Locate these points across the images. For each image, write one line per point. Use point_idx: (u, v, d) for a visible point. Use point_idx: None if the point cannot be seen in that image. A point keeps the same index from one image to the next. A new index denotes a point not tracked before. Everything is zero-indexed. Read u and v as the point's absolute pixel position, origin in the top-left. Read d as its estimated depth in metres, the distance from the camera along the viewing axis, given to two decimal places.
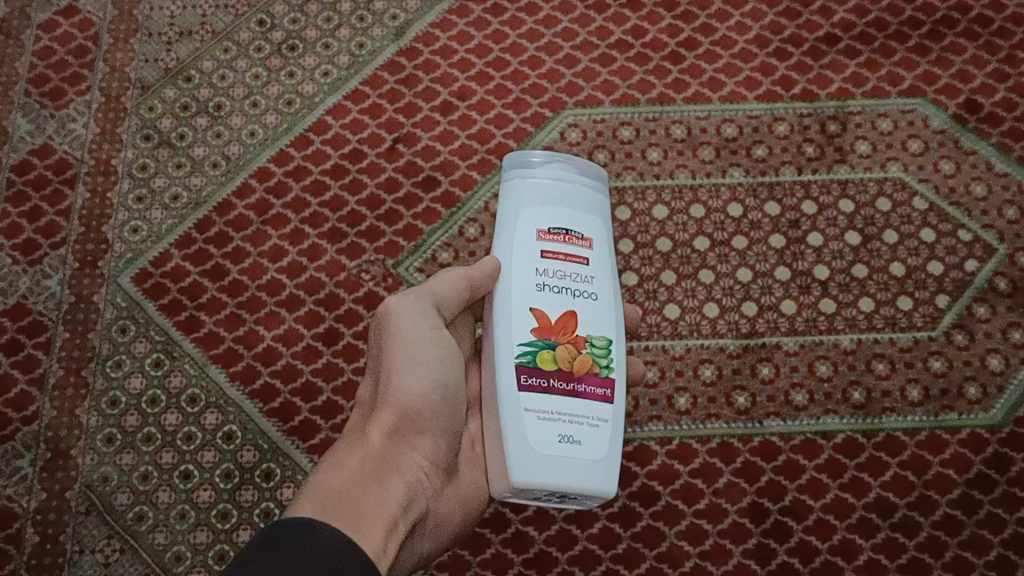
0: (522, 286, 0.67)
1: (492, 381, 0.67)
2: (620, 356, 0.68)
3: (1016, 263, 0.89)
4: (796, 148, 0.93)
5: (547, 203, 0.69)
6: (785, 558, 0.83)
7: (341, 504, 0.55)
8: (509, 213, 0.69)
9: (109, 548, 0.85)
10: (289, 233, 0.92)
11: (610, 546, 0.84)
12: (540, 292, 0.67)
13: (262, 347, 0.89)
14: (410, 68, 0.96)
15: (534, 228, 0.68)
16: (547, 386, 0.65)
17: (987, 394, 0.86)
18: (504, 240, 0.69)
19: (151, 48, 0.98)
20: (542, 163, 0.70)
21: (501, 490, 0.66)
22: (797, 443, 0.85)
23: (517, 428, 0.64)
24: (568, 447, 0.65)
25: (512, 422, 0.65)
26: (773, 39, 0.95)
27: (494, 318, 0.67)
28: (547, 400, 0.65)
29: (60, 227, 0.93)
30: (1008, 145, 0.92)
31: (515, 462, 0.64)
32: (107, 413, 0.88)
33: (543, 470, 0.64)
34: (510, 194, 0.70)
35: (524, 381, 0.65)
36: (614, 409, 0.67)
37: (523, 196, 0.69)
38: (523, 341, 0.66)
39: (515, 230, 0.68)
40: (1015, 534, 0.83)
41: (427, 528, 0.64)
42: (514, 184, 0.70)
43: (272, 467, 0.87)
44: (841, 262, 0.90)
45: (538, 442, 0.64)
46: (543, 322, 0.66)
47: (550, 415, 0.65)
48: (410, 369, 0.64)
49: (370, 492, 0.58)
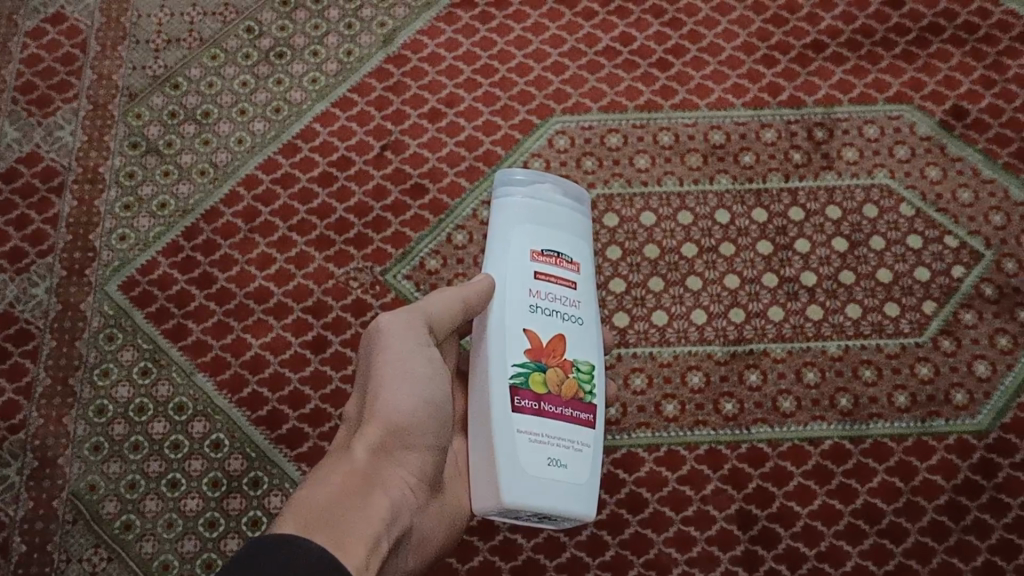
0: (514, 307, 0.67)
1: (482, 401, 0.67)
2: (601, 383, 0.70)
3: (1002, 269, 0.89)
4: (784, 155, 0.93)
5: (538, 223, 0.69)
6: (772, 565, 0.83)
7: (322, 523, 0.54)
8: (500, 232, 0.69)
9: (97, 557, 0.85)
10: (277, 240, 0.92)
11: (598, 554, 0.84)
12: (532, 313, 0.67)
13: (251, 355, 0.89)
14: (398, 76, 0.96)
15: (529, 248, 0.69)
16: (539, 408, 0.65)
17: (974, 400, 0.86)
18: (496, 258, 0.69)
19: (139, 56, 0.98)
20: (534, 183, 0.70)
21: (482, 508, 0.66)
22: (784, 449, 0.86)
23: (509, 449, 0.65)
24: (555, 472, 0.65)
25: (505, 443, 0.65)
26: (761, 45, 0.96)
27: (487, 338, 0.67)
28: (539, 422, 0.65)
29: (47, 235, 0.93)
30: (995, 152, 0.92)
31: (505, 481, 0.64)
32: (94, 421, 0.88)
33: (531, 493, 0.65)
34: (499, 214, 0.70)
35: (518, 403, 0.65)
36: (595, 435, 0.68)
37: (514, 215, 0.69)
38: (516, 362, 0.66)
39: (509, 250, 0.69)
40: (1002, 540, 0.83)
41: (411, 544, 0.64)
42: (508, 202, 0.70)
43: (259, 474, 0.87)
44: (828, 268, 0.90)
45: (528, 464, 0.65)
46: (535, 344, 0.67)
47: (540, 438, 0.65)
48: (397, 386, 0.63)
49: (354, 509, 0.57)
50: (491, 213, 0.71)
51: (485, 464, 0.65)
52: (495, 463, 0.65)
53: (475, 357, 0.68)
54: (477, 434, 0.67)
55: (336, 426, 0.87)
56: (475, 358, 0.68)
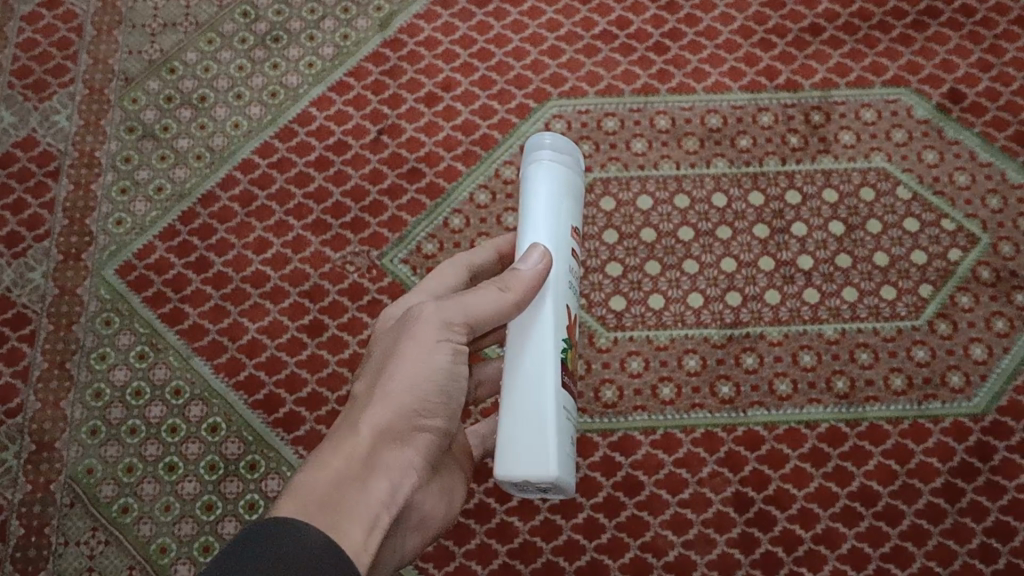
0: (563, 283, 0.66)
1: (526, 375, 0.63)
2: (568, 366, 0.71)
3: (999, 252, 0.89)
4: (780, 139, 0.93)
5: (573, 200, 0.69)
6: (768, 547, 0.83)
7: (323, 505, 0.51)
8: (552, 201, 0.67)
9: (94, 540, 0.85)
10: (274, 224, 0.92)
11: (594, 537, 0.84)
12: (570, 291, 0.67)
13: (247, 339, 0.89)
14: (394, 60, 0.96)
15: (570, 225, 0.68)
16: (571, 387, 0.65)
17: (970, 383, 0.86)
18: (547, 224, 0.67)
19: (134, 40, 0.98)
20: (573, 158, 0.70)
21: (515, 476, 0.61)
22: (780, 433, 0.86)
23: (559, 425, 0.62)
24: (573, 453, 0.64)
25: (558, 417, 0.63)
26: (758, 30, 0.96)
27: (537, 312, 0.64)
28: (568, 400, 0.64)
29: (44, 220, 0.93)
30: (992, 136, 0.92)
31: (558, 456, 0.61)
32: (91, 405, 0.89)
33: (567, 468, 0.62)
34: (549, 180, 0.68)
35: (563, 378, 0.64)
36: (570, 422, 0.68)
37: (561, 185, 0.68)
38: (563, 338, 0.65)
39: (560, 225, 0.67)
40: (998, 522, 0.83)
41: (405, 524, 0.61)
42: (557, 171, 0.68)
43: (256, 458, 0.87)
44: (824, 252, 0.90)
45: (568, 441, 0.63)
46: (569, 322, 0.66)
47: (569, 417, 0.64)
48: (415, 373, 0.60)
49: (358, 485, 0.54)
50: (523, 174, 0.69)
51: (528, 433, 0.61)
52: (547, 435, 0.61)
53: (516, 329, 0.64)
54: (509, 407, 0.62)
55: (334, 410, 0.87)
56: (511, 331, 0.64)
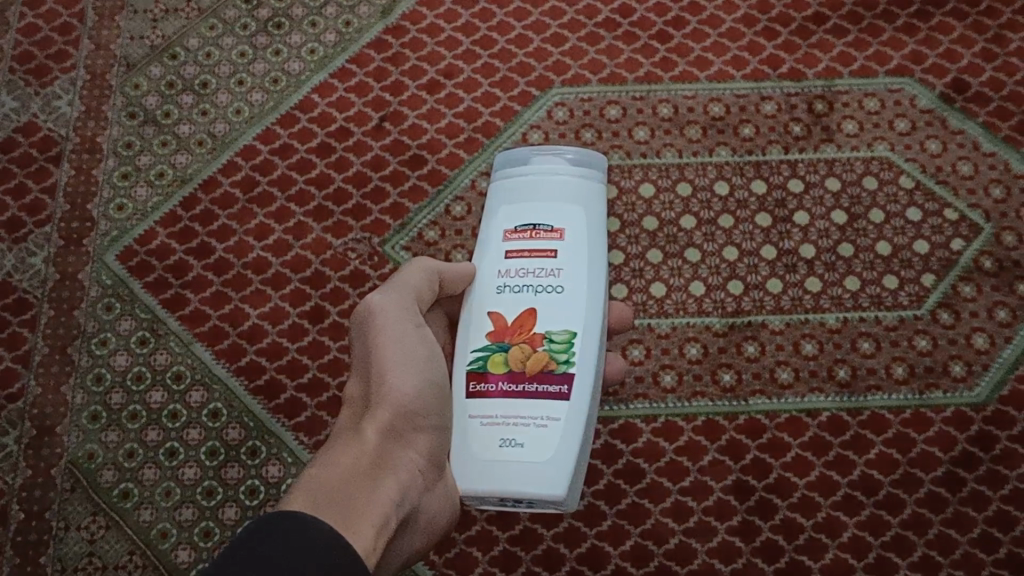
0: (485, 291, 0.71)
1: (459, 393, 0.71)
2: (588, 347, 0.68)
3: (1002, 242, 0.89)
4: (783, 127, 0.93)
5: (514, 201, 0.72)
6: (769, 535, 0.83)
7: (333, 497, 0.55)
8: (489, 217, 0.73)
9: (95, 525, 0.85)
10: (276, 211, 0.92)
11: (595, 524, 0.84)
12: (501, 294, 0.70)
13: (248, 326, 0.89)
14: (397, 47, 0.96)
15: (503, 227, 0.72)
16: (492, 390, 0.68)
17: (972, 372, 0.86)
18: (482, 237, 0.73)
19: (136, 25, 0.98)
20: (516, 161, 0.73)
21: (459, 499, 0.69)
22: (782, 421, 0.86)
23: (463, 437, 0.68)
24: (504, 454, 0.66)
25: (458, 429, 0.68)
26: (762, 18, 0.95)
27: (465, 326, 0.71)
28: (490, 404, 0.67)
29: (46, 205, 0.93)
30: (996, 125, 0.92)
31: (458, 469, 0.67)
32: (92, 389, 0.89)
33: (487, 475, 0.66)
34: (491, 197, 0.74)
35: (472, 387, 0.68)
36: (570, 406, 0.67)
37: (502, 195, 0.73)
38: (476, 346, 0.69)
39: (490, 232, 0.72)
40: (999, 511, 0.83)
41: (418, 526, 0.64)
42: (495, 184, 0.74)
43: (257, 444, 0.87)
44: (827, 241, 0.90)
45: (478, 447, 0.67)
46: (499, 325, 0.69)
47: (491, 420, 0.67)
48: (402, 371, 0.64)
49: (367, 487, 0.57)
50: None
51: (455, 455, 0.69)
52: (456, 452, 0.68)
53: None
54: None
55: (335, 395, 0.87)
56: None
